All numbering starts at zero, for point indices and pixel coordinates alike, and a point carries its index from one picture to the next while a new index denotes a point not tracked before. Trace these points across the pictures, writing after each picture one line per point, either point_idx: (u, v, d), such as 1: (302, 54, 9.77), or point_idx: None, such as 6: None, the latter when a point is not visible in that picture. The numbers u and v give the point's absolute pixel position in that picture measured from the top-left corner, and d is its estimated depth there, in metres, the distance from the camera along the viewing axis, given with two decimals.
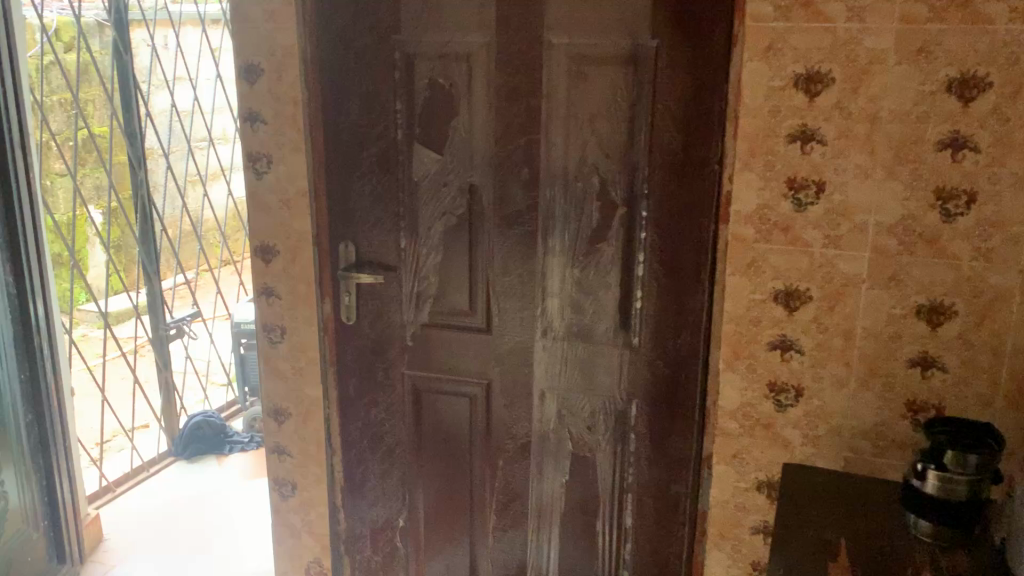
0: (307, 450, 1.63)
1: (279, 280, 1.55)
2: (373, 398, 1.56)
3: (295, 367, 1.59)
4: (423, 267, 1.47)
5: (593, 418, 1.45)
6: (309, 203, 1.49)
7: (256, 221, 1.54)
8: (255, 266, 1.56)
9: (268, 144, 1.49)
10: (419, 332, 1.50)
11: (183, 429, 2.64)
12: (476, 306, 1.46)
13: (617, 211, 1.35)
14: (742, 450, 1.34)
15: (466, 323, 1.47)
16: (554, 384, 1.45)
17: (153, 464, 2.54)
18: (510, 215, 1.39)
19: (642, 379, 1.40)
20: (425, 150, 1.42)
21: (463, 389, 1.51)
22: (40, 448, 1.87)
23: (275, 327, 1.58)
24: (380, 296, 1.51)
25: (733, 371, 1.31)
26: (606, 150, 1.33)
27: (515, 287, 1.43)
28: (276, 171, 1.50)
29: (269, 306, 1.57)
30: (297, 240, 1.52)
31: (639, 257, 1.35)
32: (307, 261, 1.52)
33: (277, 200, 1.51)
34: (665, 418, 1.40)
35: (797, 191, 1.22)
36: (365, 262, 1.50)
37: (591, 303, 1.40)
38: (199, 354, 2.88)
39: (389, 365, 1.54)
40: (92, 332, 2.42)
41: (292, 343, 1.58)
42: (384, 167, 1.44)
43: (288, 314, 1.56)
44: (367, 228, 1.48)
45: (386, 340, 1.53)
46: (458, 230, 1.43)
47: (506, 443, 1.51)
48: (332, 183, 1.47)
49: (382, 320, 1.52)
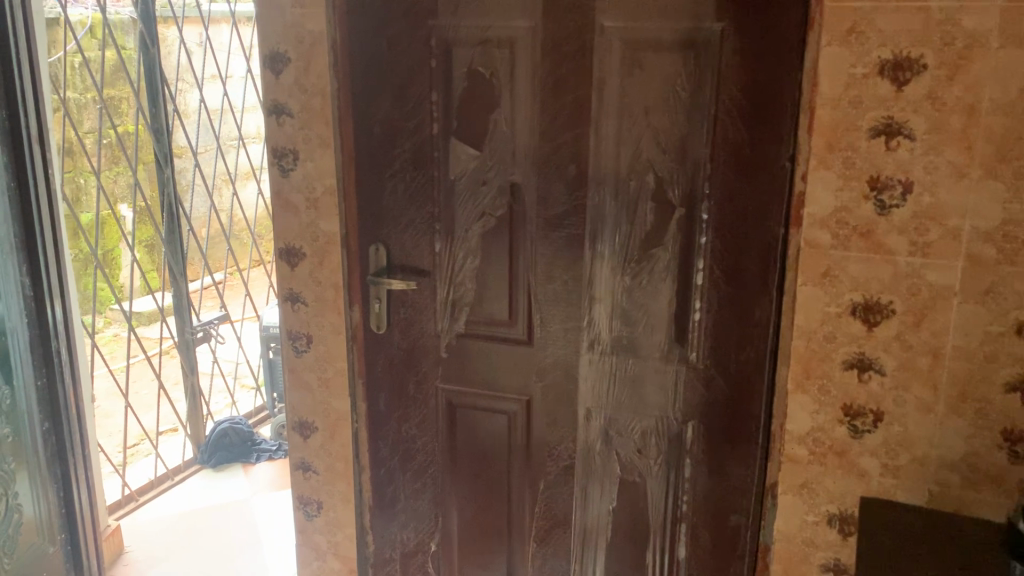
0: (334, 467, 1.52)
1: (306, 285, 1.44)
2: (403, 413, 1.44)
3: (322, 379, 1.48)
4: (459, 273, 1.35)
5: (644, 441, 1.32)
6: (338, 202, 1.38)
7: (281, 221, 1.43)
8: (280, 269, 1.46)
9: (294, 139, 1.38)
10: (453, 343, 1.38)
11: (208, 436, 2.53)
12: (516, 316, 1.33)
13: (674, 214, 1.21)
14: (812, 479, 1.21)
15: (506, 334, 1.35)
16: (600, 402, 1.33)
17: (178, 472, 2.46)
18: (555, 217, 1.27)
19: (699, 398, 1.27)
20: (462, 146, 1.29)
21: (501, 406, 1.38)
22: (59, 457, 1.78)
23: (301, 334, 1.47)
24: (412, 304, 1.39)
25: (805, 392, 1.19)
26: (663, 145, 1.20)
27: (560, 296, 1.30)
28: (303, 168, 1.39)
29: (295, 312, 1.47)
30: (325, 242, 1.41)
31: (699, 265, 1.22)
32: (335, 264, 1.41)
33: (304, 199, 1.40)
34: (725, 442, 1.27)
35: (880, 192, 1.08)
36: (398, 267, 1.37)
37: (641, 315, 1.27)
38: (229, 359, 2.77)
39: (422, 379, 1.41)
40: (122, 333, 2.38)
41: (320, 353, 1.47)
42: (416, 163, 1.32)
43: (315, 321, 1.46)
44: (398, 229, 1.36)
45: (418, 351, 1.40)
46: (496, 233, 1.31)
47: (547, 465, 1.39)
48: (361, 181, 1.36)
49: (412, 330, 1.40)
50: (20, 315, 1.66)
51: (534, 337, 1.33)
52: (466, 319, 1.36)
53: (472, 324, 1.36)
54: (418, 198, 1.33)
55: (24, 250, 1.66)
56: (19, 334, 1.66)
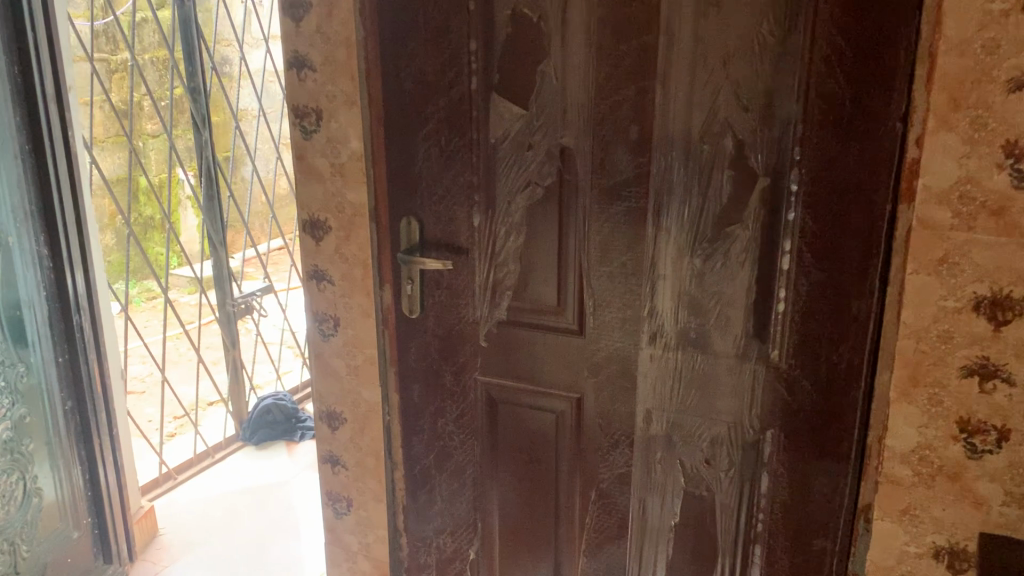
0: (365, 463, 1.38)
1: (332, 263, 1.29)
2: (439, 407, 1.28)
3: (350, 366, 1.33)
4: (500, 252, 1.17)
5: (712, 449, 1.14)
6: (366, 168, 1.21)
7: (304, 190, 1.27)
8: (305, 243, 1.30)
9: (318, 97, 1.22)
10: (494, 332, 1.21)
11: (250, 414, 2.43)
12: (566, 303, 1.16)
13: (756, 185, 1.01)
14: (916, 505, 1.02)
15: (554, 324, 1.17)
16: (662, 404, 1.15)
17: (219, 449, 2.33)
18: (614, 189, 1.08)
19: (780, 403, 1.08)
20: (505, 103, 1.11)
21: (548, 404, 1.21)
22: (83, 438, 1.69)
23: (328, 317, 1.32)
24: (448, 285, 1.22)
25: (910, 403, 0.99)
26: (744, 102, 0.99)
27: (618, 281, 1.12)
28: (328, 130, 1.23)
29: (321, 292, 1.31)
30: (352, 213, 1.25)
31: (784, 246, 1.02)
32: (364, 239, 1.25)
33: (330, 165, 1.24)
34: (810, 454, 1.08)
35: (1018, 160, 0.87)
36: (432, 243, 1.21)
37: (712, 305, 1.08)
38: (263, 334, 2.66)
39: (460, 369, 1.25)
40: (186, 298, 2.37)
41: (348, 338, 1.32)
42: (453, 124, 1.14)
43: (343, 302, 1.30)
44: (432, 199, 1.19)
45: (455, 339, 1.24)
46: (544, 206, 1.13)
47: (600, 472, 1.21)
48: (390, 145, 1.18)
49: (449, 315, 1.23)
50: (38, 287, 1.55)
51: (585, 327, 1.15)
52: (508, 305, 1.19)
53: (515, 311, 1.19)
54: (454, 163, 1.16)
55: (42, 218, 1.55)
56: (37, 307, 1.55)
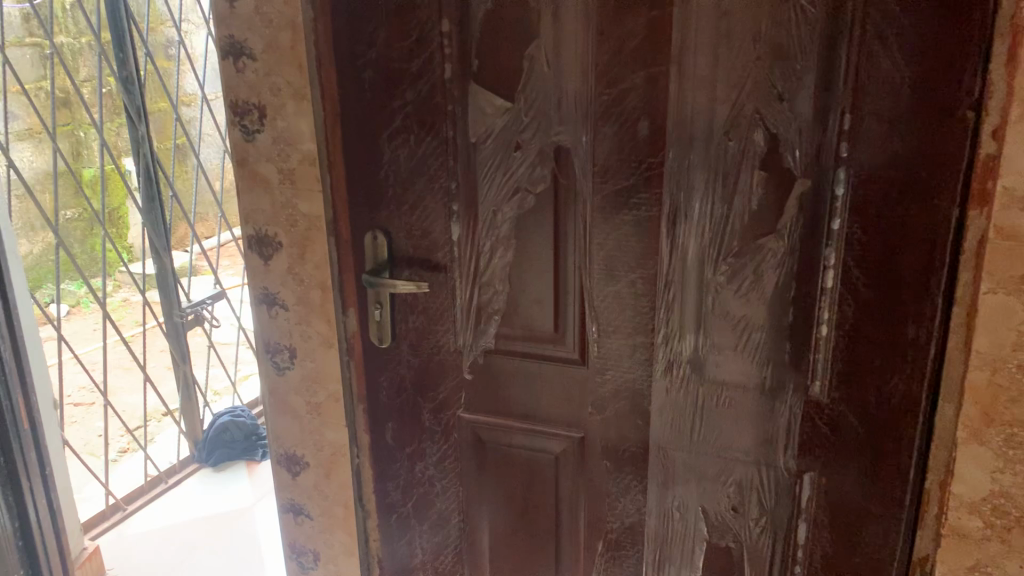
0: (332, 512, 1.19)
1: (284, 285, 1.09)
2: (417, 448, 1.10)
3: (311, 404, 1.14)
4: (484, 271, 0.99)
5: (740, 495, 0.97)
6: (321, 175, 1.02)
7: (248, 202, 1.07)
8: (250, 263, 1.10)
9: (259, 90, 1.02)
10: (480, 363, 1.03)
11: (206, 433, 2.20)
12: (565, 329, 0.98)
13: (795, 188, 0.84)
14: (986, 560, 0.87)
15: (550, 353, 0.99)
16: (680, 444, 0.98)
17: (172, 473, 2.13)
18: (620, 196, 0.90)
19: (822, 442, 0.92)
20: (488, 94, 0.92)
21: (545, 445, 1.04)
22: (9, 482, 1.47)
23: (282, 347, 1.13)
24: (424, 310, 1.03)
25: (982, 444, 0.83)
26: (780, 89, 0.82)
27: (626, 303, 0.94)
28: (273, 129, 1.03)
29: (273, 319, 1.12)
30: (306, 227, 1.05)
31: (828, 260, 0.85)
32: (322, 257, 1.06)
33: (277, 171, 1.04)
34: (857, 500, 0.92)
35: None
36: (404, 261, 1.02)
37: (737, 330, 0.91)
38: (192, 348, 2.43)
39: (440, 406, 1.07)
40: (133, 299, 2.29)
41: (306, 371, 1.13)
42: (424, 121, 0.95)
43: (299, 331, 1.11)
44: (402, 209, 1.00)
45: (434, 371, 1.06)
46: (537, 217, 0.95)
47: (608, 521, 1.04)
48: (349, 146, 0.99)
49: (426, 343, 1.05)
50: None
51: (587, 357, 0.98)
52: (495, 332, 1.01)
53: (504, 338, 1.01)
54: (429, 167, 0.97)
55: None
56: None
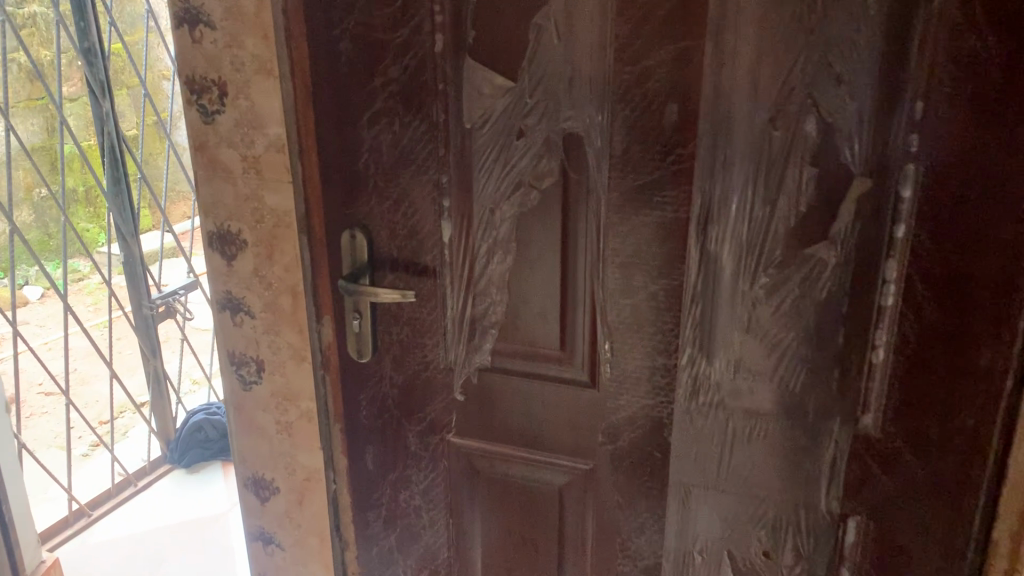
0: (306, 542, 1.06)
1: (250, 290, 0.95)
2: (401, 476, 0.97)
3: (282, 424, 1.01)
4: (479, 278, 0.85)
5: (773, 539, 0.84)
6: (291, 164, 0.88)
7: (207, 194, 0.93)
8: (211, 264, 0.96)
9: (218, 65, 0.87)
10: (474, 382, 0.90)
11: (179, 432, 2.05)
12: (572, 346, 0.85)
13: (851, 189, 0.70)
14: None
15: (555, 373, 0.86)
16: (703, 480, 0.84)
17: (141, 476, 1.99)
18: (642, 195, 0.77)
19: (870, 484, 0.78)
20: (486, 72, 0.78)
21: (548, 476, 0.91)
22: None
23: (248, 359, 0.99)
24: (409, 321, 0.90)
25: None
26: (838, 68, 0.68)
27: (644, 319, 0.81)
28: (234, 111, 0.88)
29: (238, 328, 0.98)
30: (274, 224, 0.91)
31: (888, 274, 0.71)
32: (294, 259, 0.92)
33: (241, 159, 0.90)
34: (908, 549, 0.79)
35: None
36: (387, 265, 0.88)
37: (776, 353, 0.78)
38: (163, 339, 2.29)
39: (428, 428, 0.94)
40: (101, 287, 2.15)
41: (276, 387, 0.99)
42: (411, 103, 0.81)
43: (267, 341, 0.97)
44: (384, 205, 0.86)
45: (421, 390, 0.92)
46: (542, 218, 0.81)
47: (619, 564, 0.91)
48: (322, 130, 0.85)
49: (411, 358, 0.91)
50: None
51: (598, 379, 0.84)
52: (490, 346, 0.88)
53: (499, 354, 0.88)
54: (417, 157, 0.83)
55: None
56: None
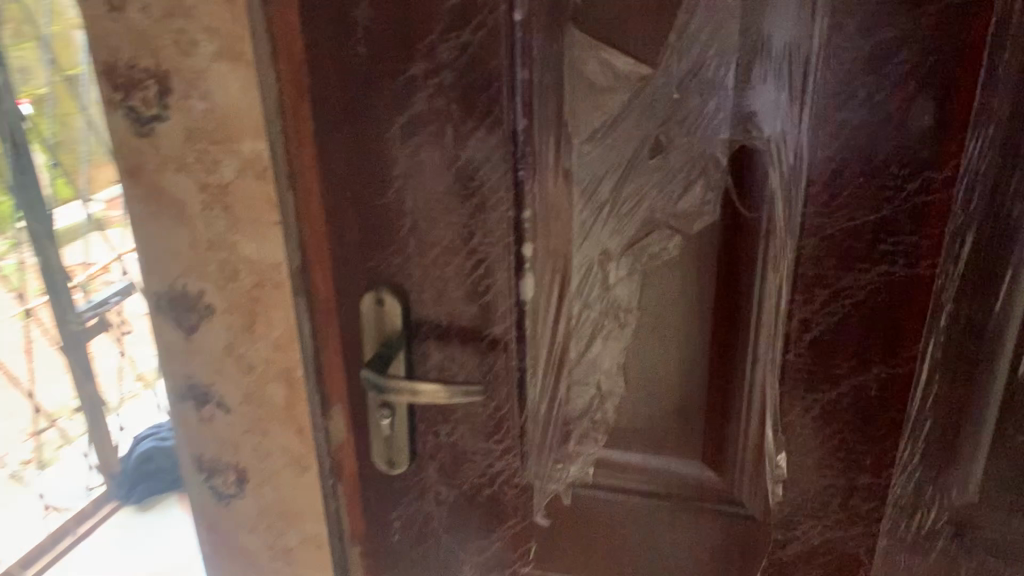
0: None
1: (223, 375, 0.65)
2: None
3: (276, 550, 0.72)
4: (579, 362, 0.56)
5: None
6: (279, 193, 0.58)
7: (149, 241, 0.62)
8: (160, 340, 0.66)
9: (154, 46, 0.55)
10: (567, 503, 0.62)
11: (124, 465, 1.73)
12: (724, 457, 0.57)
13: None
14: None
15: (692, 489, 0.59)
16: None
17: (83, 521, 1.66)
18: (856, 245, 0.49)
19: None
20: (604, 50, 0.48)
21: None
22: None
23: (224, 467, 0.69)
24: (465, 420, 0.61)
25: None
26: None
27: (844, 421, 0.54)
28: (185, 116, 0.57)
29: (207, 426, 0.68)
30: (254, 282, 0.61)
31: None
32: (287, 331, 0.62)
33: (197, 189, 0.59)
34: None
35: None
36: (432, 341, 0.59)
37: None
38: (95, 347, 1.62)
39: (492, 563, 0.66)
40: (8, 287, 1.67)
41: (266, 504, 0.70)
42: (473, 101, 0.51)
43: (251, 444, 0.67)
44: (427, 256, 0.56)
45: (482, 512, 0.64)
46: (688, 277, 0.52)
47: None
48: (330, 144, 0.55)
49: (468, 469, 0.63)
50: None
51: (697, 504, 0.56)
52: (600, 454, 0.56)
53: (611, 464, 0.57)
54: (480, 185, 0.53)
55: None
56: None
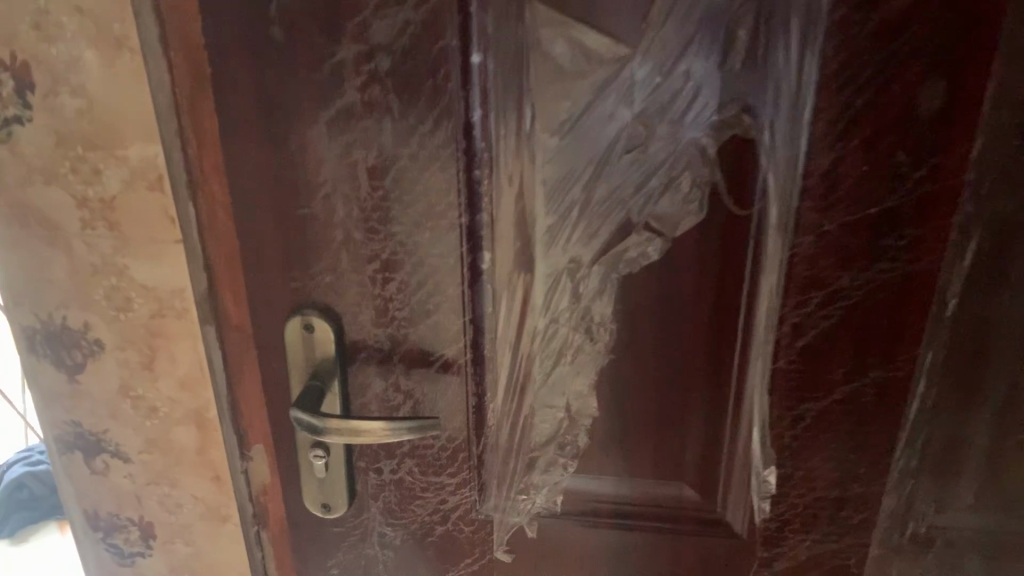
0: None
1: (118, 420, 0.56)
2: None
3: None
4: (541, 381, 0.50)
5: None
6: (179, 207, 0.48)
7: (17, 270, 0.51)
8: (38, 383, 0.55)
9: (8, 32, 0.45)
10: (532, 535, 0.56)
11: None
12: (707, 474, 0.52)
13: None
14: None
15: (671, 512, 0.54)
16: None
17: None
18: (858, 240, 0.44)
19: None
20: (574, 28, 0.41)
21: None
22: None
23: (126, 523, 0.60)
24: (412, 454, 0.53)
25: None
26: None
27: (841, 430, 0.49)
28: (54, 117, 0.47)
29: (101, 479, 0.58)
30: (152, 311, 0.52)
31: None
32: (195, 367, 0.53)
33: (74, 205, 0.49)
34: None
35: None
36: (370, 368, 0.51)
37: None
38: None
39: None
40: None
41: (178, 560, 0.60)
42: (415, 89, 0.43)
43: (157, 495, 0.58)
44: (362, 273, 0.48)
45: (435, 551, 0.57)
46: (668, 283, 0.46)
47: None
48: (240, 144, 0.45)
49: (417, 508, 0.55)
50: None
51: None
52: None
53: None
54: (425, 190, 0.45)
55: None
56: None
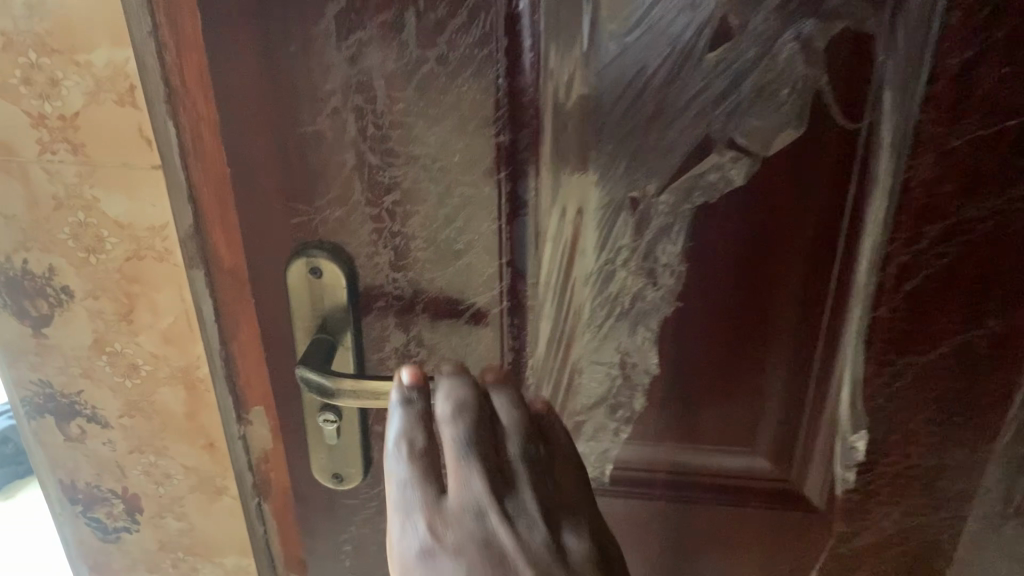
0: None
1: (93, 379, 0.48)
2: None
3: None
4: (592, 334, 0.42)
5: None
6: (156, 126, 0.40)
7: None
8: None
9: None
10: None
11: None
12: (782, 440, 0.45)
13: None
14: None
15: (736, 483, 0.46)
16: None
17: None
18: (988, 159, 0.36)
19: None
20: None
21: None
22: None
23: (107, 495, 0.52)
24: None
25: None
26: None
27: (947, 387, 0.42)
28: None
29: (77, 446, 0.51)
30: (128, 253, 0.44)
31: None
32: (181, 318, 0.45)
33: (29, 125, 0.41)
34: None
35: None
36: (387, 320, 0.43)
37: None
38: None
39: None
40: None
41: (169, 532, 0.54)
42: None
43: (143, 462, 0.51)
44: (378, 207, 0.40)
45: None
46: (752, 216, 0.38)
47: None
48: (225, 48, 0.36)
49: None
50: None
51: (468, 537, 0.29)
52: (442, 389, 0.33)
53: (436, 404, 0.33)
54: (457, 102, 0.37)
55: None
56: None
